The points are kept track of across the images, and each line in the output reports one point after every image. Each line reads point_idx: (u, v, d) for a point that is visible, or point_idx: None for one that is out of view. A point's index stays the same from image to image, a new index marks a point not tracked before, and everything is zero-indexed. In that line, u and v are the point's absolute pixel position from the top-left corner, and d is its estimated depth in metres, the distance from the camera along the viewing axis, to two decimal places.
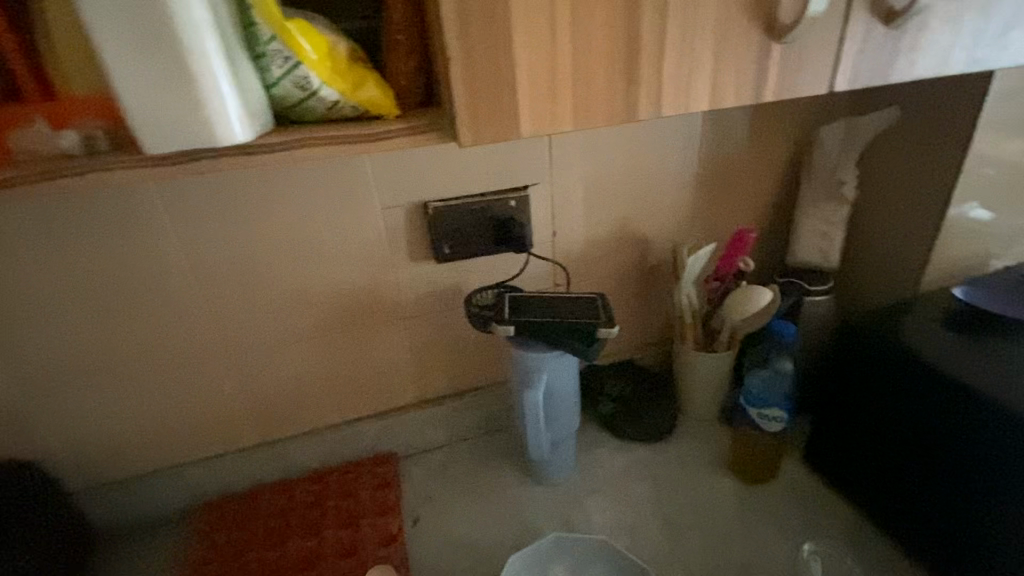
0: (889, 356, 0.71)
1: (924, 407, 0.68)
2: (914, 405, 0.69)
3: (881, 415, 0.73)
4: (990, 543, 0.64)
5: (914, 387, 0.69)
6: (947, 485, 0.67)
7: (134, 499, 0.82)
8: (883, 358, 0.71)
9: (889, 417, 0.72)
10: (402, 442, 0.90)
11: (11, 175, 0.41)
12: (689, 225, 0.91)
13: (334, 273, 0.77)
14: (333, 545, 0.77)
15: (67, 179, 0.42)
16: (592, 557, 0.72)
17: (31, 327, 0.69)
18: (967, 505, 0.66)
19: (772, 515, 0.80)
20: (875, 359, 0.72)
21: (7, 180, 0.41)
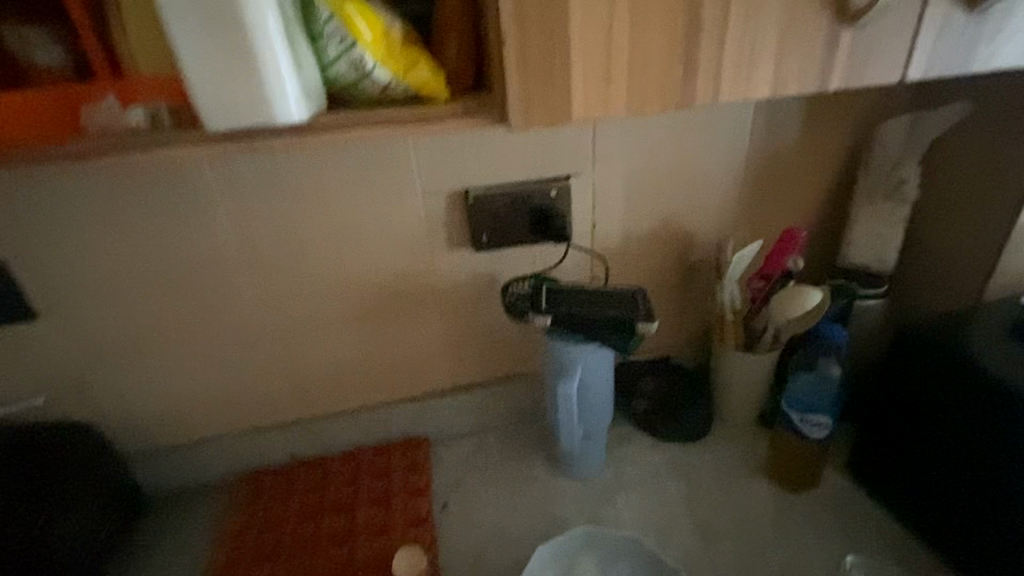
0: (945, 366, 0.67)
1: (980, 420, 0.64)
2: (969, 418, 0.65)
3: (931, 426, 0.70)
4: None
5: (971, 398, 0.65)
6: (1000, 502, 0.64)
7: (179, 467, 0.86)
8: (937, 367, 0.67)
9: (940, 429, 0.69)
10: (434, 427, 0.91)
11: (87, 150, 0.43)
12: (735, 221, 0.88)
13: (374, 257, 0.78)
14: (365, 523, 0.78)
15: (137, 156, 0.43)
16: (622, 553, 0.71)
17: (92, 297, 0.73)
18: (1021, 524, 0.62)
19: (811, 524, 0.77)
20: (928, 368, 0.68)
21: (82, 154, 0.43)
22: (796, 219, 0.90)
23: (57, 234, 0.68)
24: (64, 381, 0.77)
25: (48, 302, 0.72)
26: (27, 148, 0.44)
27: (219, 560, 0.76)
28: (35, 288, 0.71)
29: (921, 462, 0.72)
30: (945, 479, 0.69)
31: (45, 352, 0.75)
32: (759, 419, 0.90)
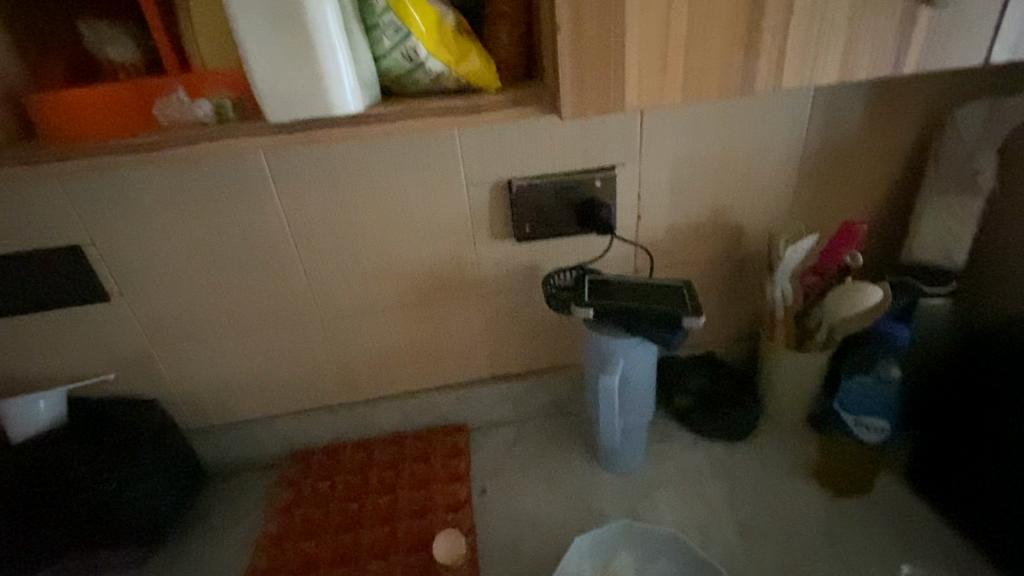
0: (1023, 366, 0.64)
1: None
2: None
3: (1001, 433, 0.66)
4: None
5: None
6: None
7: (233, 443, 0.90)
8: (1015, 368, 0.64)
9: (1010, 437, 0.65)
10: (473, 415, 0.93)
11: (158, 139, 0.45)
12: (788, 214, 0.84)
13: (419, 246, 0.79)
14: (406, 504, 0.81)
15: (201, 143, 0.45)
16: (661, 549, 0.70)
17: (157, 281, 0.77)
18: None
19: (864, 531, 0.74)
20: (1005, 369, 0.66)
21: (153, 143, 0.45)
22: (856, 213, 0.85)
23: (127, 221, 0.73)
24: (132, 358, 0.83)
25: (119, 284, 0.77)
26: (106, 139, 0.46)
27: (270, 532, 0.80)
28: (107, 271, 0.76)
29: (981, 467, 0.68)
30: (1010, 487, 0.65)
31: (116, 331, 0.80)
32: (809, 421, 0.87)
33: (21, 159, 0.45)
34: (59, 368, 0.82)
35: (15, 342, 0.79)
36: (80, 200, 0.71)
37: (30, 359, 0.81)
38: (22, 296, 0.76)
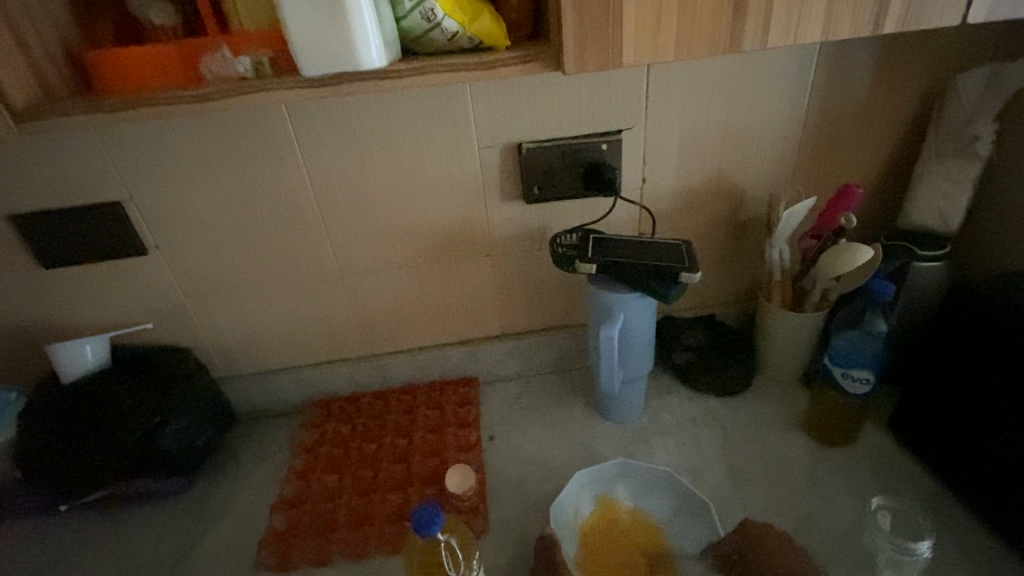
0: (1001, 316, 0.67)
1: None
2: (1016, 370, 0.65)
3: (978, 381, 0.70)
4: None
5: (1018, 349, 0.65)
6: None
7: (260, 391, 0.97)
8: (993, 319, 0.68)
9: (986, 384, 0.69)
10: (483, 369, 0.99)
11: (205, 92, 0.50)
12: (789, 178, 0.87)
13: (433, 206, 0.84)
14: (421, 445, 0.88)
15: (242, 95, 0.50)
16: (657, 485, 0.77)
17: (190, 235, 0.83)
18: None
19: (847, 476, 0.79)
20: (984, 320, 0.69)
21: (201, 95, 0.50)
22: (855, 178, 0.88)
23: (162, 178, 0.78)
24: (167, 309, 0.89)
25: (155, 238, 0.82)
26: (157, 91, 0.52)
27: (297, 467, 0.88)
28: (145, 226, 0.81)
29: (959, 416, 0.73)
30: (984, 432, 0.70)
31: (152, 283, 0.86)
32: (802, 378, 0.91)
33: (87, 107, 0.51)
34: (101, 317, 0.89)
35: (61, 291, 0.85)
36: (119, 157, 0.75)
37: (74, 308, 0.87)
38: (68, 248, 0.81)
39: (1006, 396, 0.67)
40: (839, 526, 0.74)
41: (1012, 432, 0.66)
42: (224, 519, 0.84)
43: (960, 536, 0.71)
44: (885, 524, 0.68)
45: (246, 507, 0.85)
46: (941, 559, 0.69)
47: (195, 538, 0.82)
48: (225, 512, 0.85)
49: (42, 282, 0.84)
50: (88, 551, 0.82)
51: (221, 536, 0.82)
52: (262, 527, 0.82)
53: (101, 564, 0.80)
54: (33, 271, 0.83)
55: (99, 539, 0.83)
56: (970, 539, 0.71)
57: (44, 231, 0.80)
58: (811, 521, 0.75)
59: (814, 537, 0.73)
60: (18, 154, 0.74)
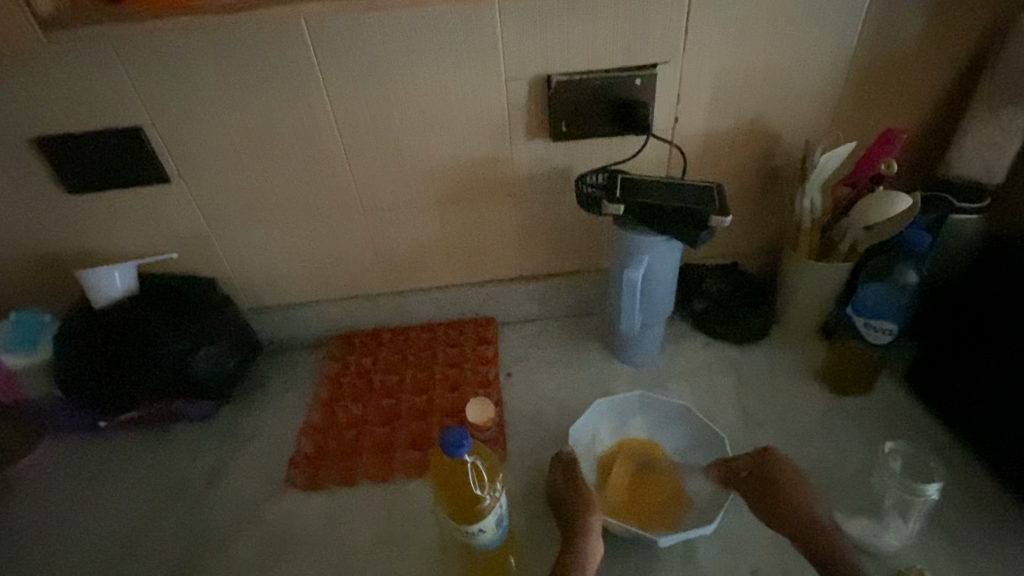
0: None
1: None
2: None
3: (1002, 336, 0.70)
4: None
5: None
6: None
7: (282, 324, 0.99)
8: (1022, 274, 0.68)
9: (1012, 339, 0.69)
10: (502, 310, 1.00)
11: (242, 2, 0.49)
12: (830, 122, 0.83)
13: (459, 143, 0.82)
14: (442, 380, 0.91)
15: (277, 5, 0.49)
16: (673, 418, 0.79)
17: (213, 165, 0.82)
18: None
19: (859, 424, 0.80)
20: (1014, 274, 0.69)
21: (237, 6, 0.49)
22: (898, 124, 0.84)
23: (184, 102, 0.76)
24: (191, 240, 0.89)
25: (178, 166, 0.82)
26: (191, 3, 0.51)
27: (322, 396, 0.91)
28: (168, 153, 0.80)
29: (982, 372, 0.72)
30: (1008, 388, 0.69)
31: (176, 212, 0.86)
32: (820, 330, 0.91)
33: (119, 19, 0.50)
34: (126, 244, 0.89)
35: (88, 217, 0.86)
36: (139, 79, 0.73)
37: (100, 234, 0.88)
38: (93, 172, 0.81)
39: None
40: (846, 468, 0.76)
41: None
42: (255, 440, 0.88)
43: (965, 483, 0.73)
44: (896, 466, 0.68)
45: (274, 430, 0.89)
46: (948, 504, 0.71)
47: (228, 457, 0.86)
48: (254, 435, 0.89)
49: (69, 207, 0.84)
50: (127, 465, 0.87)
51: (253, 455, 0.86)
52: (290, 449, 0.86)
53: (142, 476, 0.85)
54: (59, 195, 0.83)
55: (138, 455, 0.88)
56: (976, 487, 0.73)
57: (68, 155, 0.79)
58: (820, 462, 0.77)
59: (820, 477, 0.75)
60: (36, 72, 0.72)
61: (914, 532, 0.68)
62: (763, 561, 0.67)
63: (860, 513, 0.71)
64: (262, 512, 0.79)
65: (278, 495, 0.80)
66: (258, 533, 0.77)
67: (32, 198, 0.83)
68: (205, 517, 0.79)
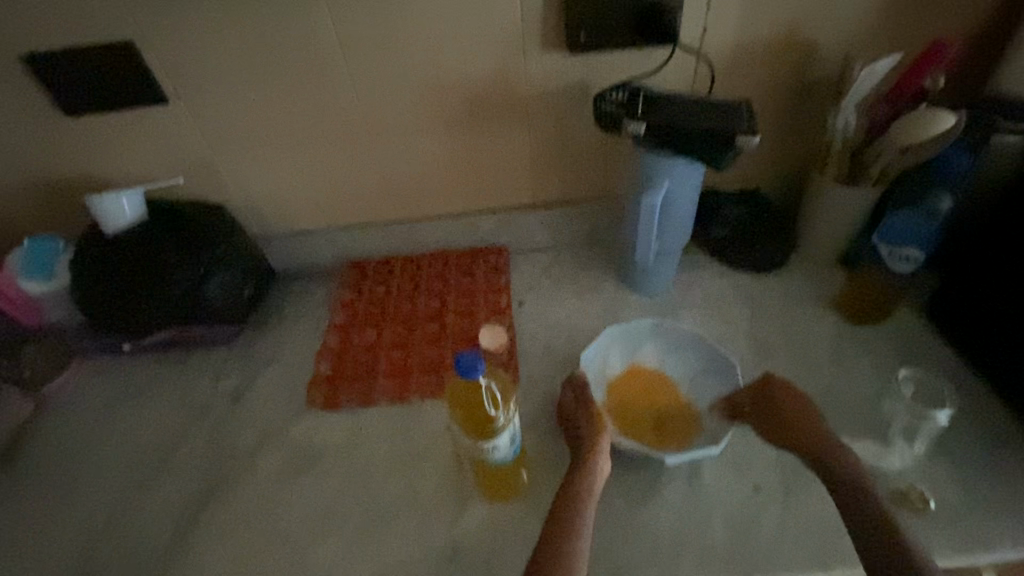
0: None
1: None
2: None
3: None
4: None
5: None
6: None
7: (293, 251, 0.98)
8: None
9: None
10: (514, 238, 0.98)
11: None
12: (874, 30, 0.76)
13: (469, 56, 0.76)
14: (454, 307, 0.91)
15: None
16: (684, 343, 0.80)
17: (211, 83, 0.78)
18: None
19: (872, 351, 0.80)
20: None
21: None
22: (948, 32, 0.76)
23: (174, 11, 0.71)
24: (196, 165, 0.87)
25: (175, 83, 0.78)
26: None
27: (337, 322, 0.93)
28: (163, 70, 0.76)
29: (1004, 300, 0.70)
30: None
31: (177, 135, 0.83)
32: (841, 258, 0.89)
33: None
34: (131, 170, 0.87)
35: (88, 140, 0.83)
36: None
37: (103, 159, 0.86)
38: (88, 91, 0.77)
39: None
40: (856, 394, 0.76)
41: None
42: (274, 364, 0.90)
43: (976, 407, 0.73)
44: (907, 392, 0.69)
45: (291, 354, 0.91)
46: (958, 428, 0.71)
47: (249, 379, 0.89)
48: (273, 359, 0.91)
49: (69, 130, 0.82)
50: (153, 386, 0.90)
51: (273, 377, 0.88)
52: (308, 372, 0.88)
53: (169, 396, 0.88)
54: (56, 116, 0.80)
55: (163, 378, 0.91)
56: (987, 411, 0.73)
57: (60, 73, 0.75)
58: (830, 387, 0.77)
59: (829, 402, 0.76)
60: None
61: (918, 456, 0.69)
62: (767, 479, 0.69)
63: (866, 437, 0.72)
64: (284, 429, 0.82)
65: (298, 414, 0.83)
66: (281, 447, 0.80)
67: (29, 121, 0.80)
68: (230, 433, 0.83)
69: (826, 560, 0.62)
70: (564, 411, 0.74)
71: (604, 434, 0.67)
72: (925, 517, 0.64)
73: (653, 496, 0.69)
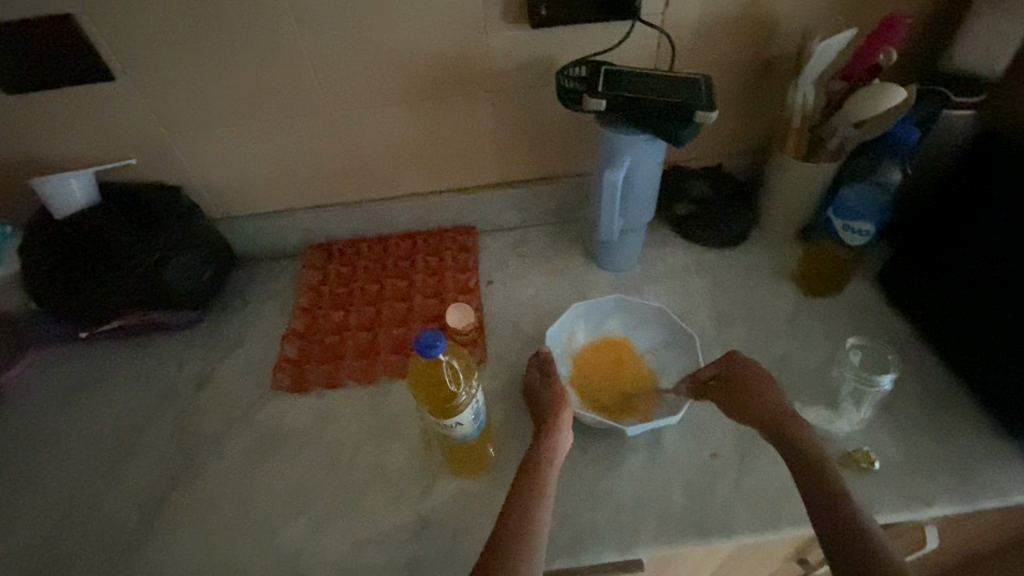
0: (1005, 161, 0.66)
1: (1005, 218, 0.66)
2: (997, 217, 0.67)
3: (963, 230, 0.71)
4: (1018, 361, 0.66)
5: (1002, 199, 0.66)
6: (988, 300, 0.69)
7: (256, 234, 0.96)
8: (999, 163, 0.67)
9: (972, 233, 0.70)
10: (482, 217, 0.98)
11: None
12: (832, 6, 0.77)
13: (429, 30, 0.75)
14: (422, 288, 0.91)
15: None
16: (647, 318, 0.81)
17: (160, 59, 0.75)
18: (996, 326, 0.68)
19: (828, 322, 0.83)
20: (990, 165, 0.68)
21: None
22: (903, 8, 0.78)
23: None
24: (148, 144, 0.84)
25: (120, 59, 0.74)
26: None
27: (302, 304, 0.92)
28: (107, 45, 0.73)
29: (939, 270, 0.75)
30: (958, 283, 0.72)
31: (127, 114, 0.80)
32: (800, 233, 0.92)
33: None
34: (78, 150, 0.83)
35: (30, 119, 0.79)
36: None
37: (48, 139, 0.82)
38: (25, 69, 0.73)
39: (1013, 241, 0.65)
40: (811, 363, 0.79)
41: (977, 280, 0.70)
42: (239, 348, 0.89)
43: (923, 373, 0.77)
44: (855, 361, 0.72)
45: (257, 338, 0.90)
46: (904, 392, 0.75)
47: (214, 364, 0.88)
48: (238, 343, 0.90)
49: (8, 108, 0.78)
50: (115, 374, 0.88)
51: (238, 362, 0.87)
52: (274, 355, 0.87)
53: (132, 383, 0.87)
54: None
55: (125, 364, 0.89)
56: (932, 376, 0.76)
57: None
58: (786, 358, 0.80)
59: (787, 371, 0.78)
60: None
61: (865, 419, 0.72)
62: (724, 446, 0.72)
63: (818, 403, 0.75)
64: (251, 414, 0.81)
65: (265, 398, 0.83)
66: (248, 431, 0.80)
67: None
68: (195, 419, 0.82)
69: (780, 522, 0.65)
70: (528, 388, 0.75)
71: (568, 406, 0.69)
72: (869, 476, 0.68)
73: (616, 467, 0.71)
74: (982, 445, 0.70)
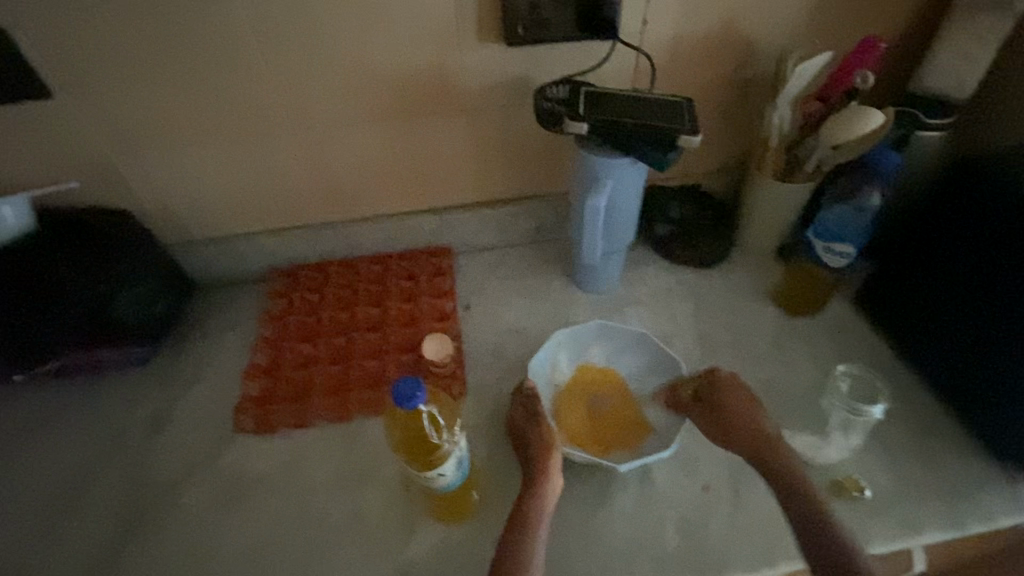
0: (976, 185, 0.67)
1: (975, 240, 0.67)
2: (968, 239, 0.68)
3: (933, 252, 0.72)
4: (1000, 380, 0.67)
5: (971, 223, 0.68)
6: (962, 320, 0.70)
7: (215, 259, 0.90)
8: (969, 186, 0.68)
9: (943, 255, 0.71)
10: (458, 239, 0.94)
11: None
12: (807, 28, 0.77)
13: (401, 48, 0.71)
14: (396, 315, 0.87)
15: None
16: (630, 344, 0.79)
17: (105, 75, 0.68)
18: (973, 346, 0.69)
19: (809, 343, 0.83)
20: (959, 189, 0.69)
21: None
22: (875, 31, 0.78)
23: None
24: (93, 165, 0.77)
25: (59, 75, 0.68)
26: None
27: (267, 335, 0.86)
28: (43, 59, 0.66)
29: (916, 292, 0.76)
30: (933, 303, 0.74)
31: (67, 133, 0.73)
32: (779, 251, 0.91)
33: None
34: (12, 172, 0.75)
35: None
36: None
37: None
38: None
39: (989, 265, 0.66)
40: (795, 385, 0.78)
41: (950, 300, 0.71)
42: (198, 384, 0.82)
43: (904, 393, 0.77)
44: (844, 388, 0.71)
45: (218, 373, 0.84)
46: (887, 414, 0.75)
47: (170, 403, 0.81)
48: (196, 379, 0.83)
49: None
50: (55, 418, 0.80)
51: (196, 400, 0.81)
52: (237, 392, 0.81)
53: (75, 427, 0.79)
54: None
55: (68, 406, 0.81)
56: (912, 396, 0.77)
57: None
58: (772, 381, 0.79)
59: (773, 394, 0.77)
60: None
61: (853, 448, 0.71)
62: (715, 477, 0.70)
63: (806, 429, 0.74)
64: (211, 458, 0.75)
65: (227, 440, 0.77)
66: (208, 478, 0.73)
67: None
68: (148, 466, 0.75)
69: (773, 556, 0.64)
70: (512, 424, 0.71)
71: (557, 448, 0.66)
72: (859, 504, 0.67)
73: (606, 505, 0.68)
74: (964, 467, 0.70)
